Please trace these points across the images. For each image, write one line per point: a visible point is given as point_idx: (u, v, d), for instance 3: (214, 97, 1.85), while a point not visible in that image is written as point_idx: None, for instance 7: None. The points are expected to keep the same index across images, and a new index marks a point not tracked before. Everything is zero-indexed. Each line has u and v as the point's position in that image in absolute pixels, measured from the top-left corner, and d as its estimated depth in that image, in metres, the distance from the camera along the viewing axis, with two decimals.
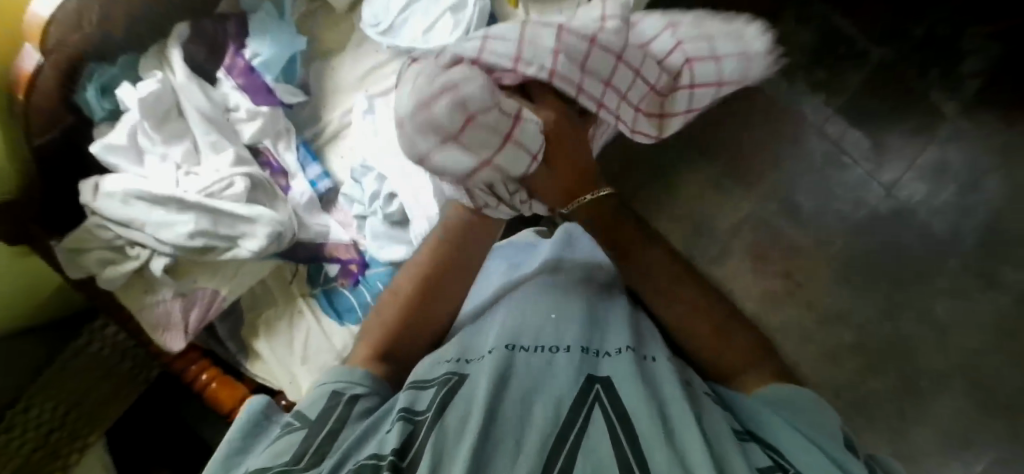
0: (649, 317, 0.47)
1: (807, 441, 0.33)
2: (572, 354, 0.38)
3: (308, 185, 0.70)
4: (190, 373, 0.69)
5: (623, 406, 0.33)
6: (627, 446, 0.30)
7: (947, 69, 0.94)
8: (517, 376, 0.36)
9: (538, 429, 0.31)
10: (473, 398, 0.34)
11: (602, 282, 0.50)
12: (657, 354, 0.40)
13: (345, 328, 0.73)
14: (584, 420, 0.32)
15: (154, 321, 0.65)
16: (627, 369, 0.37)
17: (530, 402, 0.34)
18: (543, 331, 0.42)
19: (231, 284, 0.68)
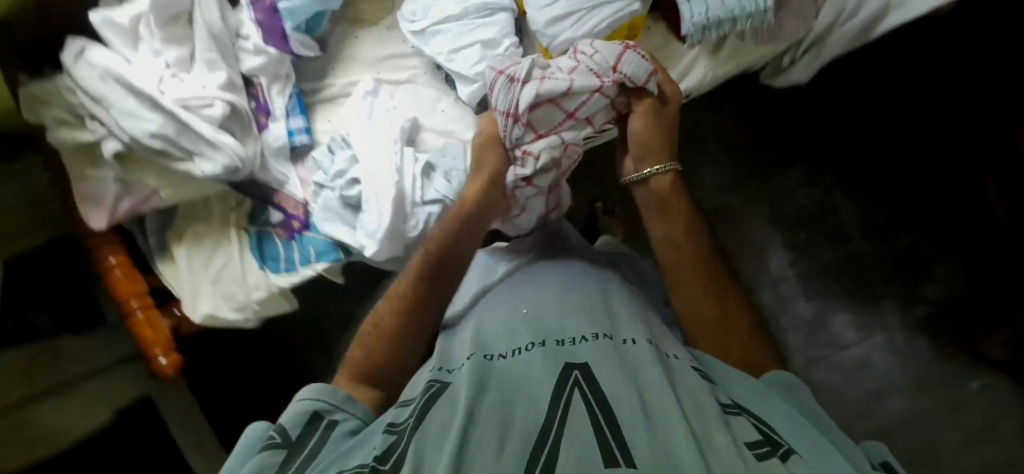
0: (628, 301, 0.49)
1: (803, 433, 0.33)
2: (545, 348, 0.39)
3: (286, 134, 0.71)
4: (99, 252, 0.70)
5: (603, 392, 0.33)
6: (607, 430, 0.30)
7: (909, 286, 0.96)
8: (494, 379, 0.37)
9: (519, 427, 0.32)
10: (456, 401, 0.35)
11: (589, 280, 0.52)
12: (635, 337, 0.41)
13: (262, 273, 0.76)
14: (566, 405, 0.33)
15: (85, 194, 0.65)
16: (603, 356, 0.37)
17: (513, 401, 0.34)
18: (515, 329, 0.43)
19: (172, 191, 0.69)
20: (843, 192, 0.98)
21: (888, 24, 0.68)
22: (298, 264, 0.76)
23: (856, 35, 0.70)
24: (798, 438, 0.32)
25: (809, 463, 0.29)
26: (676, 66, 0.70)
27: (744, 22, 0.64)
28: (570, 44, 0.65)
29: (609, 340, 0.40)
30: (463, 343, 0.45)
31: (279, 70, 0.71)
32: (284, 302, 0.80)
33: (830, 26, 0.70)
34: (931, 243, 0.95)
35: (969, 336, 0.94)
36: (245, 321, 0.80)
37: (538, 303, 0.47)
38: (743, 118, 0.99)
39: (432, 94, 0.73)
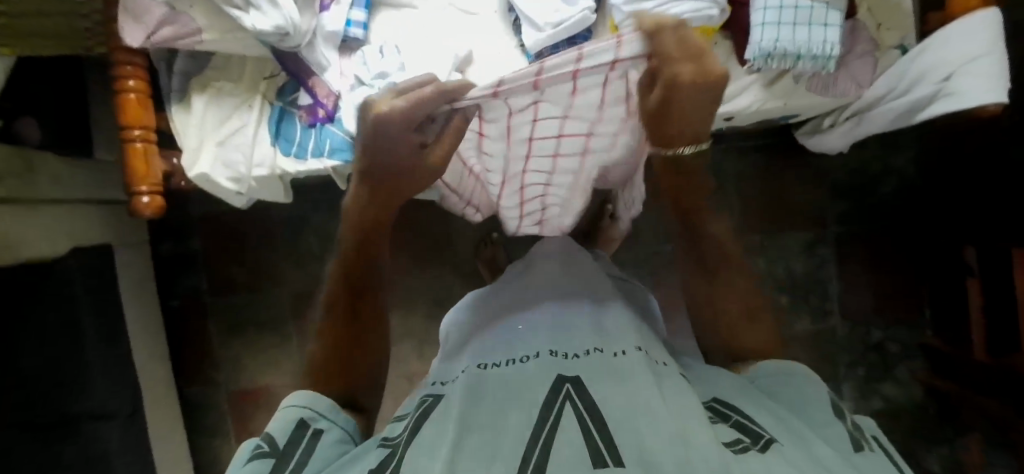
0: (620, 315, 0.56)
1: (786, 423, 0.42)
2: (540, 363, 0.47)
3: (342, 22, 0.71)
4: (120, 70, 0.68)
5: (592, 400, 0.40)
6: (596, 432, 0.37)
7: (871, 379, 1.01)
8: (489, 394, 0.44)
9: (513, 434, 0.38)
10: (451, 413, 0.43)
11: (577, 300, 0.60)
12: (625, 349, 0.48)
13: (272, 148, 0.75)
14: (558, 409, 0.40)
15: (132, 4, 0.64)
16: (592, 372, 0.45)
17: (504, 411, 0.41)
18: (511, 350, 0.52)
19: (216, 35, 0.68)
20: (837, 272, 1.00)
21: (929, 112, 0.67)
22: (310, 153, 0.74)
23: (900, 115, 0.71)
24: (778, 431, 0.40)
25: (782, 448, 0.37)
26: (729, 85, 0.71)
27: (806, 62, 0.66)
28: None
29: (600, 354, 0.48)
30: (461, 363, 0.57)
31: None
32: (280, 185, 0.78)
33: (881, 98, 0.72)
34: (901, 343, 1.00)
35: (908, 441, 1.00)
36: (236, 196, 0.78)
37: (543, 324, 0.56)
38: (769, 175, 1.00)
39: (495, 32, 0.74)
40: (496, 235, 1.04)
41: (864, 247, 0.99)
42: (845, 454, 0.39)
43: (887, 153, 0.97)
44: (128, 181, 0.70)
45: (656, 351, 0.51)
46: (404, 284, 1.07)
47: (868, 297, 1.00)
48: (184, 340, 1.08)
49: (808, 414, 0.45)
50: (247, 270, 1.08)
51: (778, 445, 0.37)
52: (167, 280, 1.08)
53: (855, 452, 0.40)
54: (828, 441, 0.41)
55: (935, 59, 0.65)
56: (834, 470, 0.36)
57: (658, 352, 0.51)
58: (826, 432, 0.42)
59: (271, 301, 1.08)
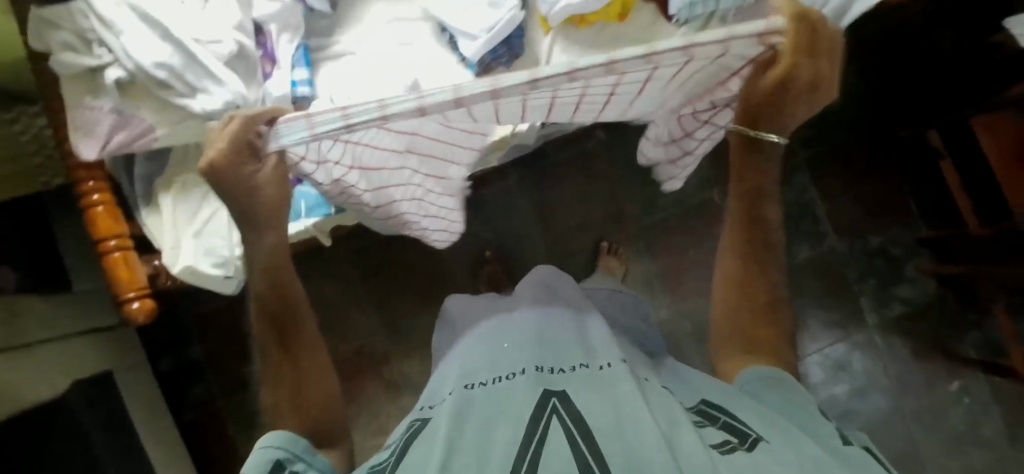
0: (600, 328, 0.53)
1: (775, 422, 0.40)
2: (526, 375, 0.43)
3: (288, 84, 0.72)
4: (83, 187, 0.68)
5: (580, 413, 0.37)
6: (584, 445, 0.34)
7: (885, 286, 1.03)
8: (475, 409, 0.41)
9: (501, 450, 0.35)
10: (436, 435, 0.39)
11: (557, 311, 0.56)
12: (611, 361, 0.45)
13: (250, 224, 0.73)
14: (543, 425, 0.36)
15: (80, 120, 0.65)
16: (577, 384, 0.42)
17: (492, 429, 0.38)
18: (496, 365, 0.47)
19: (168, 128, 0.68)
20: (819, 193, 1.03)
21: None
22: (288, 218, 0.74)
23: None
24: (767, 431, 0.38)
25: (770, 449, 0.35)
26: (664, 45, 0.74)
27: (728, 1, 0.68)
28: (569, 11, 0.69)
29: (586, 368, 0.45)
30: (449, 377, 0.51)
31: (290, 20, 0.73)
32: None
33: None
34: (901, 244, 1.02)
35: (939, 335, 1.02)
36: (226, 281, 0.78)
37: (526, 333, 0.51)
38: None
39: (436, 55, 0.77)
40: (489, 252, 1.04)
41: (836, 163, 1.03)
42: (837, 453, 0.36)
43: None
44: (116, 291, 0.70)
45: (641, 369, 0.48)
46: (414, 327, 1.06)
47: (856, 208, 1.03)
48: (207, 450, 1.04)
49: (796, 415, 0.42)
50: (255, 360, 1.05)
51: (764, 445, 0.35)
52: (175, 393, 1.04)
53: (842, 451, 0.37)
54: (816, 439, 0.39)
55: None
56: (822, 465, 0.33)
57: (641, 368, 0.48)
58: (815, 432, 0.39)
59: None
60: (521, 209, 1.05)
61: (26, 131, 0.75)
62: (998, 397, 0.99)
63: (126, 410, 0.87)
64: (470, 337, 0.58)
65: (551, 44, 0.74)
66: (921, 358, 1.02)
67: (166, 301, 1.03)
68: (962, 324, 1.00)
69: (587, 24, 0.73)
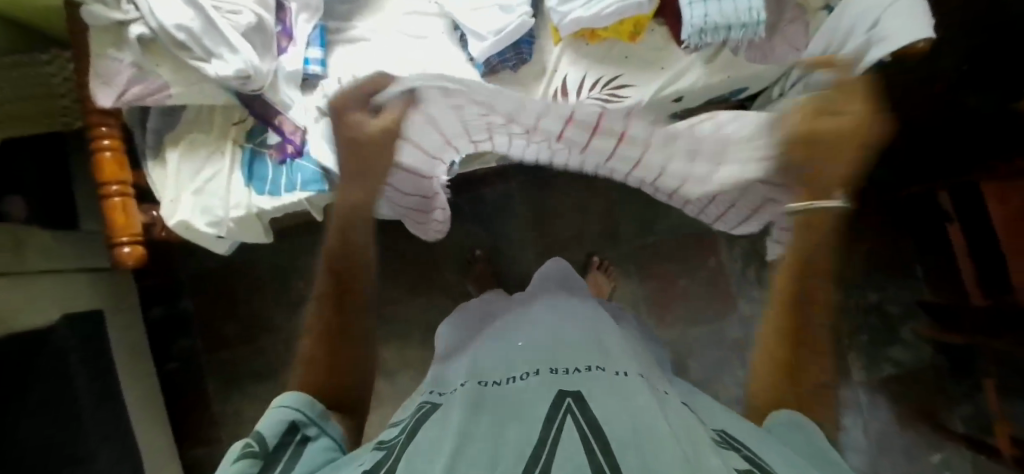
0: (616, 340, 0.53)
1: (794, 460, 0.38)
2: (540, 376, 0.43)
3: (302, 62, 0.77)
4: (95, 131, 0.72)
5: (594, 416, 0.36)
6: (597, 447, 0.33)
7: (877, 344, 1.00)
8: (488, 407, 0.41)
9: (512, 445, 0.35)
10: (449, 424, 0.39)
11: (571, 317, 0.56)
12: (625, 370, 0.45)
13: (246, 189, 0.77)
14: (556, 424, 0.36)
15: (101, 69, 0.69)
16: (592, 388, 0.41)
17: (505, 424, 0.38)
18: (513, 365, 0.47)
19: (182, 88, 0.72)
20: None
21: (862, 63, 0.69)
22: (283, 189, 0.76)
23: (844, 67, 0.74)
24: (785, 464, 0.36)
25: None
26: (671, 68, 0.75)
27: (737, 32, 0.69)
28: (578, 23, 0.70)
29: (602, 372, 0.44)
30: (460, 373, 0.51)
31: (309, 2, 0.77)
32: (260, 224, 0.80)
33: (815, 60, 0.74)
34: (899, 303, 1.00)
35: (927, 404, 0.98)
36: (217, 240, 0.80)
37: (536, 336, 0.52)
38: None
39: (446, 51, 0.79)
40: (479, 252, 1.05)
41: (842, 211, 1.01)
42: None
43: None
44: (110, 234, 0.73)
45: (660, 385, 0.47)
46: (397, 314, 1.08)
47: (856, 260, 1.01)
48: (185, 402, 1.08)
49: (820, 453, 0.39)
50: (241, 323, 1.08)
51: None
52: (162, 343, 1.08)
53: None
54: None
55: (860, 9, 0.69)
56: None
57: (660, 384, 0.47)
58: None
59: (267, 350, 1.08)
60: (518, 214, 1.06)
61: (58, 75, 0.80)
62: None
63: (110, 350, 0.90)
64: (485, 337, 0.58)
65: (559, 54, 0.76)
66: (905, 425, 0.98)
67: (168, 253, 1.08)
68: (953, 395, 0.97)
69: (596, 40, 0.74)
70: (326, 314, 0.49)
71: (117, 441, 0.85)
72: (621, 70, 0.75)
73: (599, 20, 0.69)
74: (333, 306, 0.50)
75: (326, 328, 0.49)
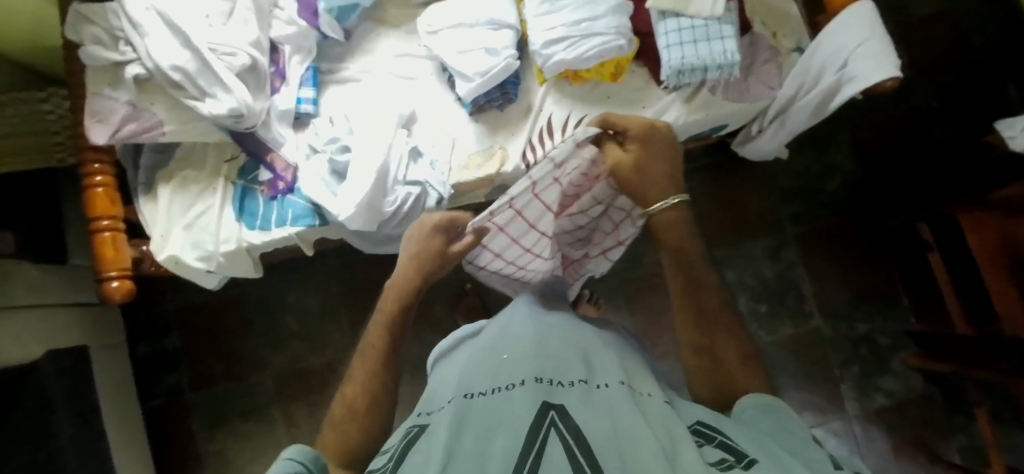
0: (601, 348, 0.53)
1: (762, 444, 0.37)
2: (524, 388, 0.42)
3: (294, 101, 0.79)
4: (88, 168, 0.74)
5: (578, 427, 0.36)
6: (582, 460, 0.32)
7: (869, 375, 1.00)
8: (472, 421, 0.40)
9: (498, 461, 0.34)
10: (434, 443, 0.38)
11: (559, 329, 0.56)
12: (607, 380, 0.44)
13: (237, 225, 0.77)
14: (540, 438, 0.35)
15: (97, 108, 0.71)
16: (575, 400, 0.41)
17: (492, 438, 0.37)
18: (498, 377, 0.46)
19: (176, 126, 0.74)
20: (805, 272, 1.03)
21: (839, 99, 0.72)
22: (274, 224, 0.77)
23: (816, 108, 0.76)
24: (761, 450, 0.36)
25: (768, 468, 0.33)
26: (651, 107, 0.77)
27: (714, 72, 0.71)
28: (561, 65, 0.73)
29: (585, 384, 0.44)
30: (448, 388, 0.50)
31: (303, 44, 0.81)
32: (250, 257, 0.80)
33: (794, 96, 0.77)
34: (887, 333, 1.00)
35: (921, 435, 0.97)
36: (207, 275, 0.81)
37: (524, 347, 0.51)
38: (720, 189, 1.05)
39: (434, 92, 0.82)
40: (469, 285, 1.05)
41: (825, 242, 1.03)
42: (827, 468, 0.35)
43: (827, 152, 1.03)
44: (99, 269, 0.74)
45: (642, 384, 0.47)
46: None
47: (843, 292, 1.02)
48: (169, 441, 1.06)
49: (792, 434, 0.39)
50: (229, 357, 1.07)
51: (761, 462, 0.33)
52: (148, 380, 1.07)
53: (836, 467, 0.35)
54: (803, 459, 0.36)
55: (832, 48, 0.72)
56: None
57: (642, 384, 0.47)
58: (804, 450, 0.37)
59: (255, 385, 1.06)
60: None
61: (54, 112, 0.81)
62: None
63: (94, 386, 0.89)
64: (468, 350, 0.57)
65: (544, 94, 0.79)
66: (900, 458, 0.97)
67: (158, 288, 1.08)
68: (950, 427, 0.96)
69: (580, 80, 0.77)
70: (368, 377, 0.53)
71: None
72: (603, 109, 0.77)
73: (579, 61, 0.72)
74: (374, 371, 0.53)
75: (364, 386, 0.53)
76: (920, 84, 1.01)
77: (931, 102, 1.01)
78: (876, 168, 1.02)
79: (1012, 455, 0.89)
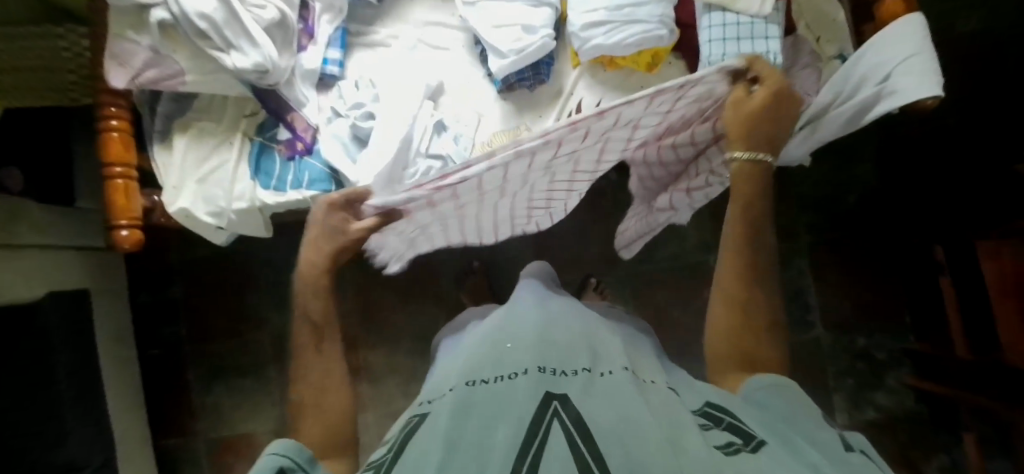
0: (606, 334, 0.50)
1: (781, 436, 0.36)
2: (528, 375, 0.40)
3: (320, 61, 0.77)
4: (104, 111, 0.72)
5: (582, 415, 0.34)
6: (586, 448, 0.30)
7: (862, 388, 1.01)
8: (474, 408, 0.37)
9: (501, 450, 0.31)
10: (434, 431, 0.36)
11: (561, 313, 0.53)
12: (611, 368, 0.42)
13: (252, 183, 0.76)
14: (544, 425, 0.33)
15: (118, 50, 0.68)
16: (580, 387, 0.38)
17: (494, 426, 0.34)
18: (499, 364, 0.43)
19: (197, 76, 0.71)
20: (813, 282, 1.03)
21: (876, 112, 0.71)
22: (288, 185, 0.76)
23: (850, 118, 0.74)
24: (772, 437, 0.35)
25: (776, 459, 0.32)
26: None
27: None
28: (598, 50, 0.71)
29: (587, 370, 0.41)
30: (450, 375, 0.47)
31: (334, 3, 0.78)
32: (262, 217, 0.79)
33: (829, 105, 0.76)
34: (887, 349, 1.01)
35: (907, 452, 0.99)
36: (216, 231, 0.79)
37: (525, 332, 0.48)
38: None
39: (464, 65, 0.80)
40: (477, 263, 1.05)
41: (836, 254, 1.03)
42: (835, 454, 0.35)
43: (848, 165, 1.03)
44: (110, 215, 0.72)
45: (647, 372, 0.45)
46: (389, 320, 1.07)
47: (847, 305, 1.03)
48: (164, 391, 1.06)
49: (798, 417, 0.39)
50: (230, 314, 1.07)
51: (770, 449, 0.33)
52: (148, 329, 1.07)
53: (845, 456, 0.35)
54: (816, 444, 0.36)
55: (876, 59, 0.70)
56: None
57: (647, 372, 0.45)
58: (814, 434, 0.37)
59: (254, 345, 1.06)
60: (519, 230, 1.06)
61: (70, 50, 0.75)
62: None
63: (93, 331, 0.88)
64: (473, 338, 0.54)
65: (576, 78, 0.77)
66: None
67: (165, 239, 1.07)
68: (935, 446, 0.98)
69: (614, 67, 0.75)
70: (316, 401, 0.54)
71: (93, 425, 0.83)
72: None
73: (617, 49, 0.70)
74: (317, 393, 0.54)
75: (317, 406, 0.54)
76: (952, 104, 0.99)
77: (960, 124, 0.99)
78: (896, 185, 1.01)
79: None
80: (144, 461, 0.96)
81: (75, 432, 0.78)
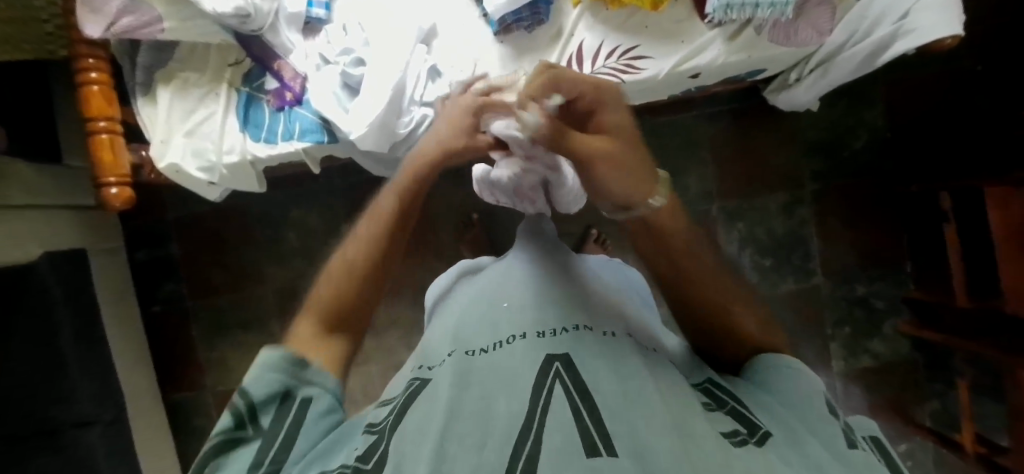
0: (607, 298, 0.49)
1: (780, 419, 0.35)
2: (527, 340, 0.39)
3: (304, 4, 0.74)
4: (81, 63, 0.68)
5: (585, 385, 0.33)
6: (587, 420, 0.30)
7: (860, 336, 1.02)
8: (475, 374, 0.37)
9: (503, 418, 0.31)
10: (435, 398, 0.35)
11: (560, 275, 0.52)
12: (614, 332, 0.41)
13: (241, 135, 0.73)
14: (545, 395, 0.33)
15: None
16: (583, 351, 0.37)
17: (494, 394, 0.34)
18: (498, 329, 0.43)
19: (176, 23, 0.67)
20: (816, 230, 1.02)
21: (891, 53, 0.68)
22: (279, 137, 0.74)
23: (860, 63, 0.71)
24: (777, 426, 0.34)
25: (780, 447, 0.31)
26: (691, 42, 0.71)
27: (765, 10, 0.66)
28: None
29: (589, 333, 0.40)
30: (447, 336, 0.46)
31: None
32: (256, 171, 0.77)
33: (843, 44, 0.71)
34: (887, 298, 1.02)
35: (900, 395, 1.02)
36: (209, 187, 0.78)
37: (523, 297, 0.47)
38: (742, 137, 1.02)
39: (458, 5, 0.77)
40: (475, 216, 1.03)
41: (840, 202, 1.01)
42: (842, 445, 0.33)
43: (857, 107, 0.99)
44: (97, 172, 0.71)
45: (648, 338, 0.45)
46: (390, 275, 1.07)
47: (851, 254, 1.02)
48: (169, 346, 1.08)
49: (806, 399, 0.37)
50: (229, 271, 1.07)
51: (775, 438, 0.32)
52: (147, 286, 1.07)
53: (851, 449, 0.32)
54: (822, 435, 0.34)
55: None
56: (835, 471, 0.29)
57: (649, 340, 0.44)
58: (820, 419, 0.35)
59: (254, 300, 1.07)
60: None
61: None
62: (941, 467, 1.00)
63: (94, 289, 0.88)
64: (463, 301, 0.53)
65: (577, 18, 0.73)
66: (875, 414, 1.02)
67: (157, 197, 1.05)
68: (925, 389, 1.01)
69: (617, 5, 0.71)
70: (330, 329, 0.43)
71: (101, 382, 0.84)
72: (640, 40, 0.71)
73: None
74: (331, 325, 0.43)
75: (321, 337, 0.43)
76: (968, 43, 0.95)
77: (974, 66, 0.96)
78: (906, 130, 0.99)
79: (982, 421, 0.93)
80: (153, 414, 0.98)
81: (82, 386, 0.80)
